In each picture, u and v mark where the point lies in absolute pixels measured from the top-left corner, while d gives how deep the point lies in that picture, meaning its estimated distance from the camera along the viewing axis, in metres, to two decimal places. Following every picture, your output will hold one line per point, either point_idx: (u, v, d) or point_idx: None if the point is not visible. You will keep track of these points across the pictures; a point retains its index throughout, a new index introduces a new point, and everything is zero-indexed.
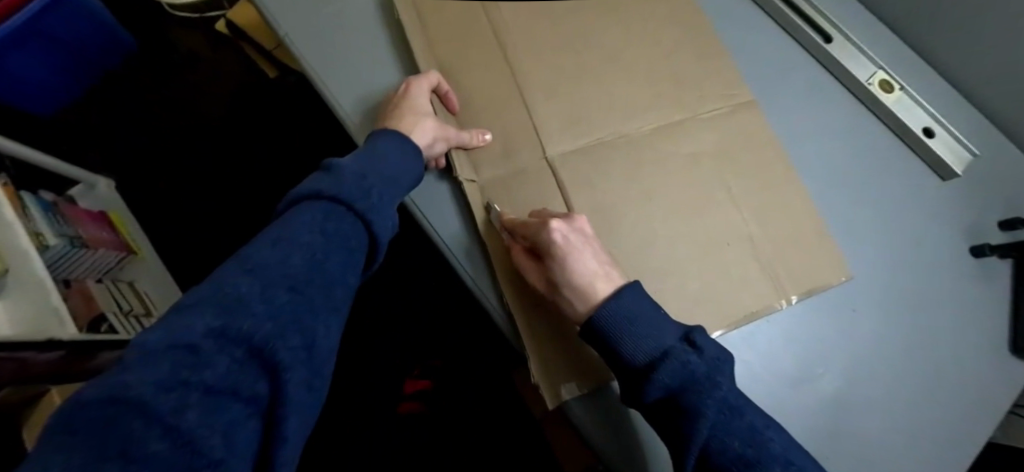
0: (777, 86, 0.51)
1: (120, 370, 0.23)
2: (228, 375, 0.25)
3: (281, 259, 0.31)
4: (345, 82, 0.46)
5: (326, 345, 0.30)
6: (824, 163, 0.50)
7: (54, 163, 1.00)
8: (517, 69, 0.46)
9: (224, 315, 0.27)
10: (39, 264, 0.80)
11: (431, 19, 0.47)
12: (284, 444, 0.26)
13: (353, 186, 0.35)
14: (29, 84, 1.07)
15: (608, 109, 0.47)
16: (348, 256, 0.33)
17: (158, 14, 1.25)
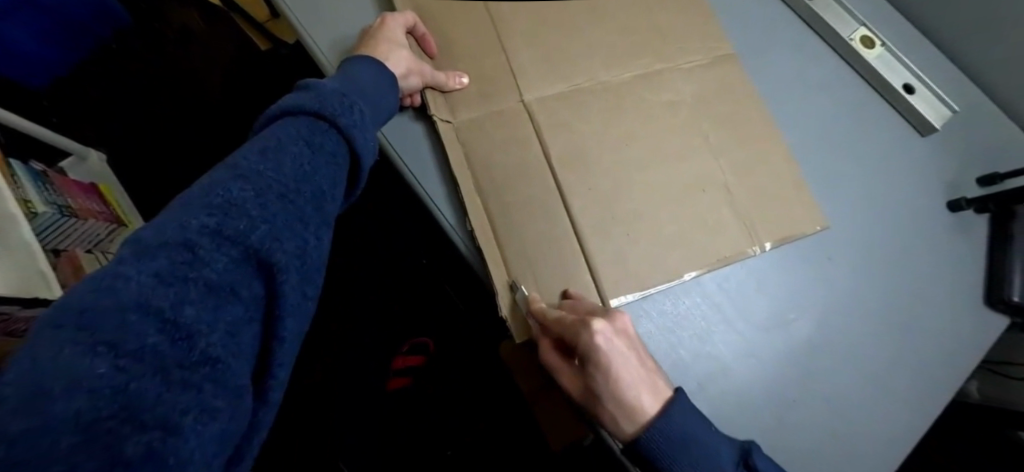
0: (759, 41, 0.51)
1: (114, 263, 0.23)
2: (228, 272, 0.25)
3: (271, 166, 0.29)
4: (322, 26, 0.46)
5: (319, 254, 0.30)
6: (803, 117, 0.50)
7: (47, 134, 1.00)
8: (497, 12, 0.46)
9: (218, 215, 0.26)
10: (28, 230, 0.81)
11: None
12: (281, 343, 0.27)
13: (334, 101, 0.34)
14: (17, 54, 1.06)
15: (587, 55, 0.47)
16: (335, 172, 0.32)
17: None
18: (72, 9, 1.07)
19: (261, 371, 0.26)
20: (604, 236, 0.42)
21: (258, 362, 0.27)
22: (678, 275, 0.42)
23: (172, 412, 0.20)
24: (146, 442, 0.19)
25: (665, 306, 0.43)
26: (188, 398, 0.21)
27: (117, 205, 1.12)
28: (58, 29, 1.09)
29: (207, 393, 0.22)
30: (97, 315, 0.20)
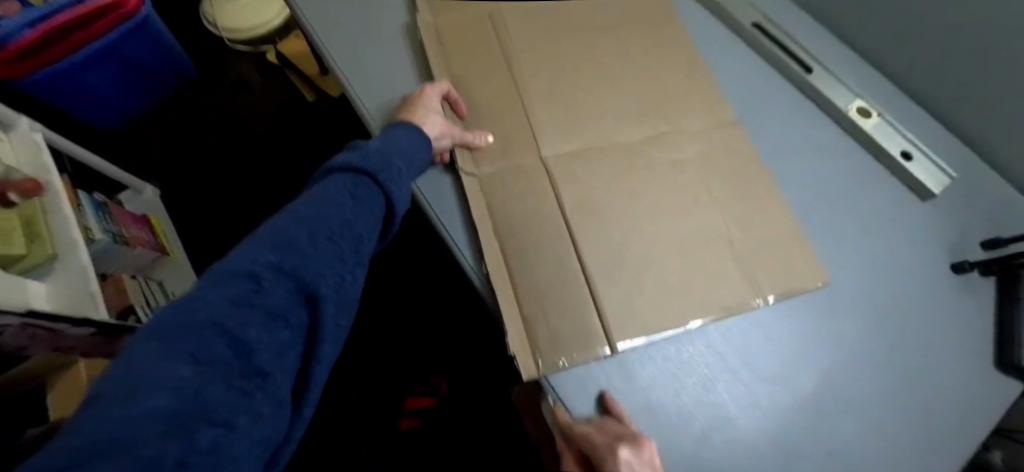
0: (762, 108, 0.56)
1: (198, 287, 0.27)
2: (285, 302, 0.29)
3: (319, 214, 0.34)
4: (368, 89, 0.53)
5: (355, 290, 0.34)
6: (804, 178, 0.53)
7: (110, 170, 1.16)
8: (521, 78, 0.52)
9: (280, 252, 0.31)
10: (85, 254, 0.91)
11: (447, 39, 0.54)
12: (318, 364, 0.30)
13: (377, 159, 0.39)
14: (96, 96, 1.25)
15: (599, 117, 0.52)
16: (373, 219, 0.37)
17: (219, 47, 1.47)
18: (151, 64, 1.29)
19: (299, 388, 0.30)
20: (612, 283, 0.45)
21: (298, 381, 0.30)
22: (683, 323, 0.44)
23: (231, 415, 0.24)
24: (214, 436, 0.22)
25: (669, 352, 0.45)
26: (244, 404, 0.25)
27: (163, 235, 1.23)
28: (134, 79, 1.30)
29: (257, 402, 0.25)
30: (181, 330, 0.24)
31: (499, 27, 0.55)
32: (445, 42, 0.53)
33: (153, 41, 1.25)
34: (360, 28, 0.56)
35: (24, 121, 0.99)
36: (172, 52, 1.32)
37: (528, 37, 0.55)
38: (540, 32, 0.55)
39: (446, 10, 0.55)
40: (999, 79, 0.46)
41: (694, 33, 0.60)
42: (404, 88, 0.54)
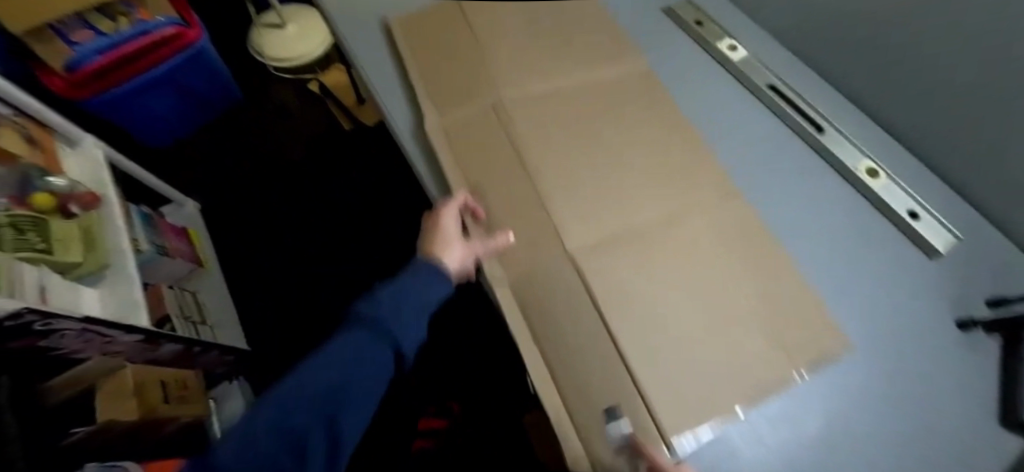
0: (770, 166, 0.61)
1: (241, 441, 0.51)
2: (397, 328, 0.55)
3: (390, 299, 0.55)
4: (433, 173, 0.62)
5: (350, 427, 0.52)
6: (810, 231, 0.57)
7: (157, 185, 1.24)
8: (551, 139, 0.60)
9: (285, 420, 0.51)
10: (132, 263, 0.97)
11: (492, 102, 0.63)
12: (338, 456, 0.52)
13: (385, 310, 0.55)
14: (152, 117, 1.37)
15: (618, 172, 0.59)
16: (368, 370, 0.54)
17: (265, 77, 1.59)
18: (202, 89, 1.42)
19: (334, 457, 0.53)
20: (625, 322, 0.48)
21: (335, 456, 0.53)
22: (694, 365, 0.46)
23: None
24: None
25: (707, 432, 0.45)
26: None
27: (199, 247, 1.30)
28: (187, 102, 1.42)
29: None
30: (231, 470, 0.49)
31: (533, 96, 0.64)
32: (454, 139, 0.61)
33: (206, 70, 1.38)
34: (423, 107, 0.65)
35: (89, 139, 1.08)
36: (221, 79, 1.45)
37: (553, 105, 0.63)
38: (564, 100, 0.64)
39: (496, 83, 0.64)
40: (985, 144, 0.50)
41: (704, 96, 0.67)
42: (425, 186, 0.62)
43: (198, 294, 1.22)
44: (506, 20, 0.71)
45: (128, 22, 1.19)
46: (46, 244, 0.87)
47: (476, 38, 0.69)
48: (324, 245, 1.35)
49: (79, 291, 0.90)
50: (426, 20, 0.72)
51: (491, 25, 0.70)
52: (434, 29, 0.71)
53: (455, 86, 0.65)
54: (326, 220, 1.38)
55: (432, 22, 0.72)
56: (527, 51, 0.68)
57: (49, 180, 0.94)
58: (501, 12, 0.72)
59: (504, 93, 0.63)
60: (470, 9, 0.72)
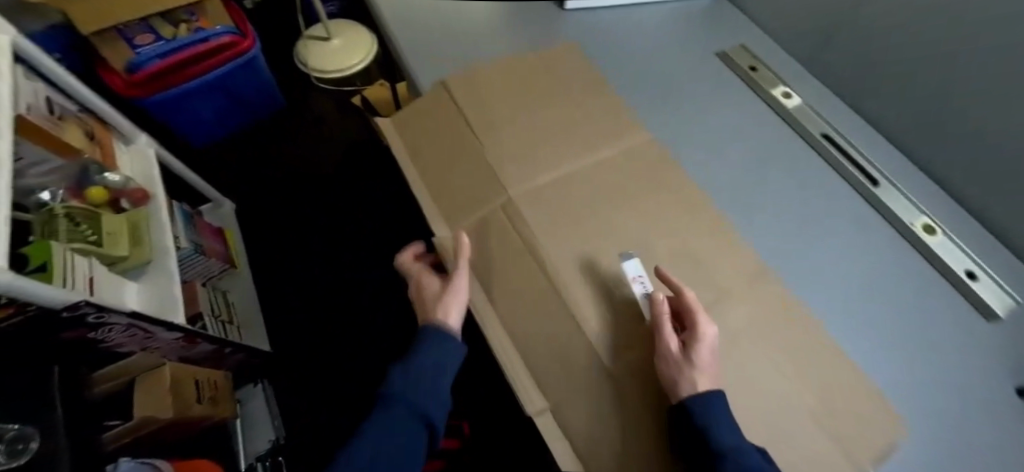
0: (822, 215, 0.62)
1: None
2: (427, 386, 0.51)
3: (415, 367, 0.51)
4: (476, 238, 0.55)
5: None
6: (862, 284, 0.57)
7: (199, 184, 1.28)
8: (605, 167, 0.58)
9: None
10: (172, 261, 1.00)
11: (543, 124, 0.61)
12: None
13: (405, 386, 0.51)
14: (197, 119, 1.42)
15: (671, 205, 0.57)
16: (412, 429, 0.49)
17: (307, 86, 1.64)
18: (247, 95, 1.47)
19: None
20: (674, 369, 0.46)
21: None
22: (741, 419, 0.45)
23: None
24: None
25: None
26: None
27: (232, 247, 1.33)
28: (232, 106, 1.47)
29: None
30: None
31: (583, 118, 0.62)
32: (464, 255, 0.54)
33: (253, 77, 1.43)
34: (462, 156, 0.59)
35: (144, 138, 1.13)
36: (266, 86, 1.49)
37: (607, 127, 0.61)
38: (617, 122, 0.61)
39: (545, 109, 0.62)
40: None
41: (757, 141, 0.67)
42: (457, 245, 0.54)
43: (228, 294, 1.25)
44: (499, 96, 0.63)
45: (189, 30, 1.26)
46: (97, 237, 0.91)
47: (467, 128, 0.60)
48: (351, 254, 1.36)
49: (123, 285, 0.92)
50: (412, 111, 0.63)
51: (482, 104, 0.62)
52: (426, 122, 0.62)
53: (498, 120, 0.61)
54: (357, 229, 1.40)
55: (419, 113, 0.62)
56: (533, 132, 0.60)
57: (105, 175, 0.99)
58: (491, 84, 0.64)
59: (512, 185, 0.56)
60: (457, 91, 0.63)
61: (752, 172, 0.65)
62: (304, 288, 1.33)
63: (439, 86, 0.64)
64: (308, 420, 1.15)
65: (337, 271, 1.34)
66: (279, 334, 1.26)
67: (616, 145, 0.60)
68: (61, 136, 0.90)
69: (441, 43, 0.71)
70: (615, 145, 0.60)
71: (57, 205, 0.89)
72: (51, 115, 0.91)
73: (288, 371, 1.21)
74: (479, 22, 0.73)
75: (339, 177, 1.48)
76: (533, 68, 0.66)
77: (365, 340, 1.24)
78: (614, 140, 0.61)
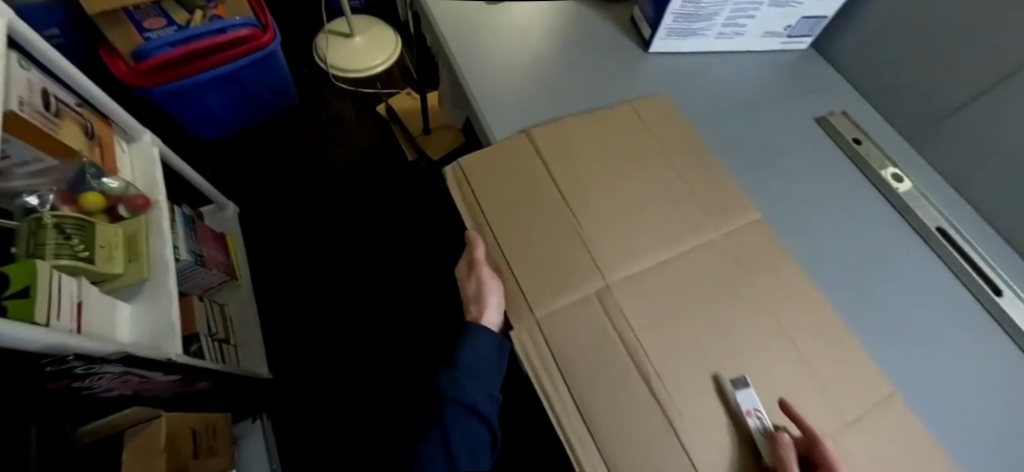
0: (941, 322, 0.52)
1: None
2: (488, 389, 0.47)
3: (461, 371, 0.47)
4: (558, 324, 0.46)
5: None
6: (993, 416, 0.47)
7: (201, 185, 1.17)
8: (699, 256, 0.50)
9: None
10: (171, 280, 0.88)
11: (635, 194, 0.54)
12: None
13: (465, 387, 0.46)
14: (205, 112, 1.30)
15: (779, 306, 0.49)
16: (475, 425, 0.45)
17: (321, 82, 1.51)
18: (261, 89, 1.35)
19: None
20: None
21: None
22: None
23: None
24: None
25: None
26: None
27: (234, 257, 1.21)
28: (244, 101, 1.35)
29: None
30: None
31: (676, 194, 0.54)
32: (549, 345, 0.45)
33: (270, 71, 1.31)
34: (545, 225, 0.51)
35: (148, 135, 1.01)
36: (283, 81, 1.37)
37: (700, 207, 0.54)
38: (713, 202, 0.54)
39: (635, 177, 0.55)
40: None
41: (863, 223, 0.58)
42: (540, 331, 0.46)
43: (225, 308, 1.14)
44: (592, 159, 0.55)
45: (204, 17, 1.14)
46: (89, 253, 0.79)
47: (555, 193, 0.53)
48: (357, 273, 1.25)
49: (115, 306, 0.82)
50: (490, 163, 0.55)
51: (574, 168, 0.55)
52: (505, 179, 0.54)
53: (586, 183, 0.54)
54: (369, 244, 1.28)
55: (499, 167, 0.55)
56: (628, 200, 0.53)
57: (102, 180, 0.87)
58: (580, 141, 0.57)
59: (608, 267, 0.49)
60: (544, 146, 0.56)
61: (870, 265, 0.56)
62: (308, 306, 1.22)
63: (523, 138, 0.57)
64: (307, 456, 1.06)
65: (345, 291, 1.23)
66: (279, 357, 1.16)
67: (720, 228, 0.52)
68: (57, 135, 0.79)
69: (520, 87, 0.64)
70: (720, 226, 0.52)
71: (46, 214, 0.78)
72: (48, 110, 0.79)
73: (289, 400, 1.11)
74: (563, 68, 0.66)
75: (352, 184, 1.35)
76: (625, 127, 0.59)
77: (369, 370, 1.14)
78: (713, 221, 0.53)
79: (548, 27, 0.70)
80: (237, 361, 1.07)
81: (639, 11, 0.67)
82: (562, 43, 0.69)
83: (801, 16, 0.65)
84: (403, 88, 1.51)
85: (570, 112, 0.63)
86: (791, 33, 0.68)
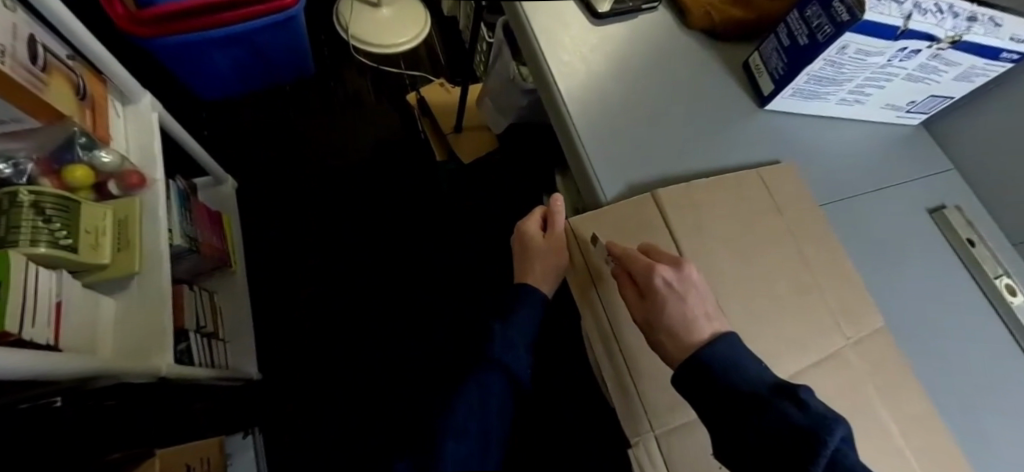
0: None
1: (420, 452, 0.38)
2: (522, 346, 0.51)
3: (510, 334, 0.51)
4: (676, 431, 0.45)
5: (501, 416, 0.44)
6: None
7: (198, 153, 1.03)
8: (812, 372, 0.47)
9: (461, 417, 0.41)
10: (168, 274, 0.74)
11: (751, 287, 0.50)
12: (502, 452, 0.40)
13: (502, 341, 0.50)
14: (209, 69, 1.15)
15: (895, 436, 0.46)
16: (504, 375, 0.48)
17: (340, 52, 1.37)
18: (276, 52, 1.19)
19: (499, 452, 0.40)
20: None
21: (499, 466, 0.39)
22: None
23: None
24: None
25: None
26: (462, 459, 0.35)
27: (230, 238, 1.08)
28: (255, 62, 1.20)
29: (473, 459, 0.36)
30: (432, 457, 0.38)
31: (786, 293, 0.50)
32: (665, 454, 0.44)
33: (289, 33, 1.15)
34: None
35: (148, 99, 0.87)
36: (301, 46, 1.21)
37: (815, 316, 0.50)
38: (826, 308, 0.50)
39: (756, 267, 0.51)
40: None
41: (974, 334, 0.55)
42: (655, 437, 0.45)
43: (215, 296, 1.02)
44: (718, 239, 0.52)
45: None
46: (72, 240, 0.66)
47: None
48: (363, 271, 1.13)
49: (96, 304, 0.68)
50: (613, 234, 0.51)
51: (703, 258, 0.50)
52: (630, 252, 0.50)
53: (713, 270, 0.50)
54: (380, 241, 1.16)
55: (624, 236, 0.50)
56: (752, 293, 0.50)
57: (95, 152, 0.74)
58: (711, 212, 0.52)
59: None
60: (674, 216, 0.51)
61: (980, 390, 0.52)
62: (305, 305, 1.10)
63: (651, 206, 0.51)
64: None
65: (349, 293, 1.11)
66: (271, 358, 1.04)
67: (849, 338, 0.49)
68: (43, 95, 0.65)
69: (624, 128, 0.56)
70: (847, 336, 0.49)
71: (22, 187, 0.64)
72: (33, 63, 0.64)
73: (281, 408, 1.00)
74: (677, 109, 0.59)
75: (367, 172, 1.24)
76: (748, 201, 0.54)
77: (371, 381, 1.03)
78: (824, 330, 0.49)
79: (651, 54, 0.61)
80: (226, 360, 0.95)
81: (760, 58, 0.59)
82: (671, 77, 0.60)
83: (929, 94, 0.59)
84: (430, 71, 1.38)
85: (680, 170, 0.56)
86: (910, 108, 0.62)
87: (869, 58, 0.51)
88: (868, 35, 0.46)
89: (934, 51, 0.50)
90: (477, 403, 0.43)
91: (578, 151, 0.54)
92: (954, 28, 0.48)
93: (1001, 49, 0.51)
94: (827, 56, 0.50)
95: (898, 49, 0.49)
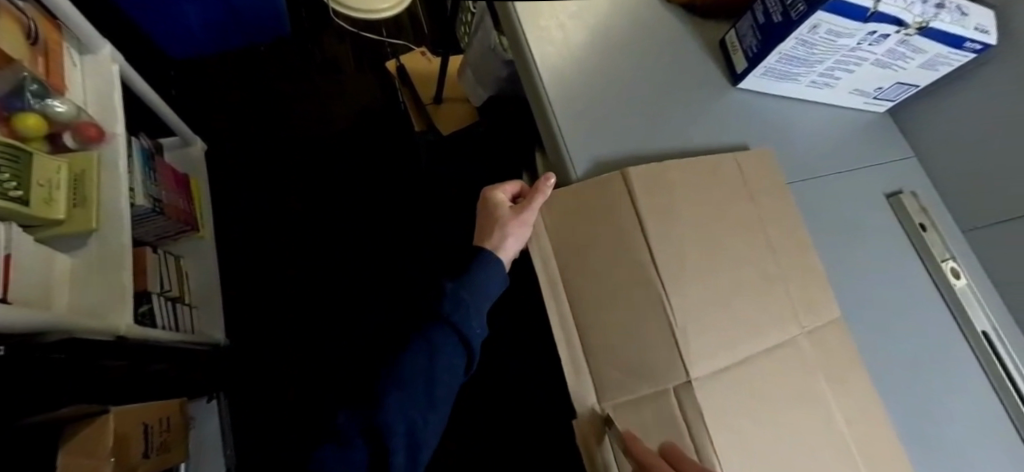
0: (966, 425, 0.53)
1: (358, 418, 0.44)
2: (474, 301, 0.49)
3: (465, 293, 0.48)
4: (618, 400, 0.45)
5: (442, 386, 0.47)
6: None
7: (164, 112, 0.99)
8: (761, 345, 0.49)
9: (395, 392, 0.45)
10: (128, 234, 0.71)
11: (711, 260, 0.51)
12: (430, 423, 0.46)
13: (450, 301, 0.48)
14: (178, 23, 1.12)
15: (829, 405, 0.48)
16: (452, 339, 0.47)
17: (319, 17, 1.32)
18: (250, 9, 1.14)
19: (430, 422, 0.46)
20: None
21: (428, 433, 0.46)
22: None
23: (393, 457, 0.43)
24: None
25: None
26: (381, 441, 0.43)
27: (198, 201, 1.06)
28: (226, 18, 1.15)
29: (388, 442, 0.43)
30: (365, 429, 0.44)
31: (743, 268, 0.51)
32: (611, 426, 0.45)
33: None
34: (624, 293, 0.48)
35: (109, 50, 0.83)
36: (276, 7, 1.17)
37: (769, 293, 0.51)
38: (781, 286, 0.52)
39: (715, 241, 0.52)
40: None
41: (916, 313, 0.57)
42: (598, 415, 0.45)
43: (182, 261, 1.00)
44: (684, 213, 0.52)
45: None
46: (22, 193, 0.62)
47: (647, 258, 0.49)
48: (336, 240, 1.12)
49: (49, 262, 0.65)
50: (579, 205, 0.51)
51: (666, 231, 0.50)
52: (590, 226, 0.50)
53: (674, 242, 0.50)
54: (355, 211, 1.15)
55: (585, 211, 0.51)
56: (712, 266, 0.50)
57: (47, 100, 0.70)
58: (677, 184, 0.53)
59: (691, 348, 0.46)
60: (638, 187, 0.51)
61: (916, 366, 0.55)
62: (275, 275, 1.08)
63: (619, 183, 0.51)
64: (259, 438, 0.95)
65: (320, 263, 1.10)
66: (240, 325, 1.04)
67: (804, 326, 0.51)
68: None
69: (598, 100, 0.56)
70: (803, 325, 0.51)
71: None
72: None
73: (249, 374, 1.00)
74: (651, 83, 0.59)
75: (343, 140, 1.21)
76: (716, 178, 0.55)
77: (340, 350, 1.03)
78: (775, 307, 0.51)
79: (628, 26, 0.60)
80: (192, 325, 0.93)
81: (735, 36, 0.59)
82: (649, 51, 0.60)
83: (896, 81, 0.60)
84: (413, 40, 1.35)
85: (650, 144, 0.56)
86: (878, 95, 0.64)
87: (839, 39, 0.51)
88: (838, 14, 0.46)
89: (902, 37, 0.51)
90: (418, 372, 0.46)
91: (549, 119, 0.54)
92: (922, 14, 0.48)
93: (964, 38, 0.51)
94: (798, 35, 0.50)
95: (867, 32, 0.50)
